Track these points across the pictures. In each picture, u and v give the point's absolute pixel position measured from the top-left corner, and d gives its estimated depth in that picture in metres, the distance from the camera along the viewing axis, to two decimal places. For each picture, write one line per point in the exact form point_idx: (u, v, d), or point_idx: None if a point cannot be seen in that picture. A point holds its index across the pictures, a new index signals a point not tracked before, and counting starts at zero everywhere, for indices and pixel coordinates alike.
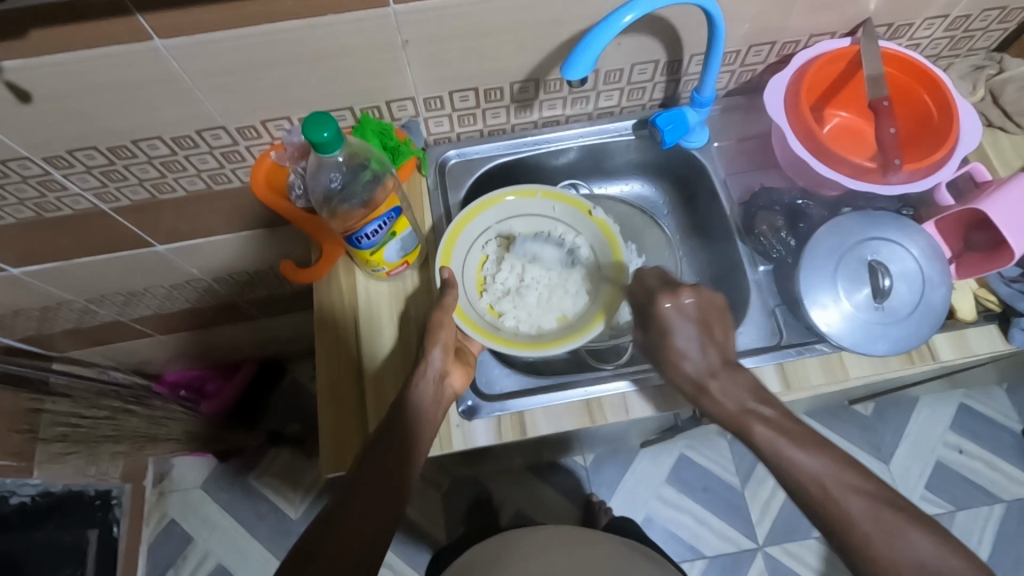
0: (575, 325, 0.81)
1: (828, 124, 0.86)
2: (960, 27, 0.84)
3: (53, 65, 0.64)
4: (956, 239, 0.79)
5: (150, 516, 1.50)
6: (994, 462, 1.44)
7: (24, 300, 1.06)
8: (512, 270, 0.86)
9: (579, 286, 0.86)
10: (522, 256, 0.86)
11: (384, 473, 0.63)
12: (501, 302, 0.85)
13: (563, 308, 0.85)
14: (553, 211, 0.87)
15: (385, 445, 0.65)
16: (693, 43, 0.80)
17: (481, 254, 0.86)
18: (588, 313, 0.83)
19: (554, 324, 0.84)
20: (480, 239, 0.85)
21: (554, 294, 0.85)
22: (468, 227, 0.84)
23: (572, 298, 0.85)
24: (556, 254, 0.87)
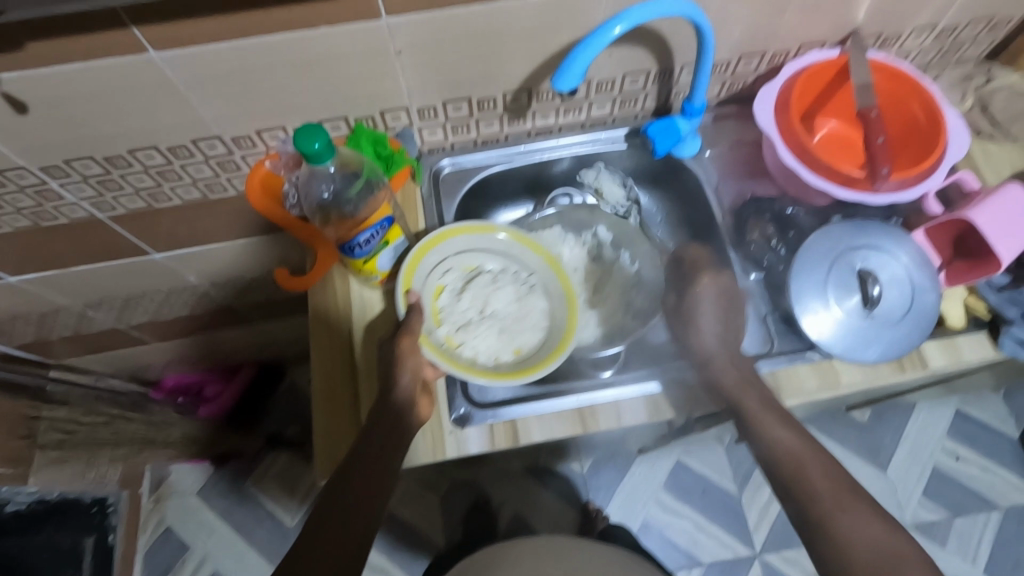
0: (534, 359, 0.77)
1: (818, 134, 0.86)
2: (948, 36, 0.85)
3: (50, 76, 0.64)
4: (944, 247, 0.79)
5: (147, 523, 1.50)
6: (990, 468, 1.44)
7: (22, 307, 1.06)
8: (469, 301, 0.82)
9: (539, 319, 0.82)
10: (480, 287, 0.82)
11: (356, 503, 0.65)
12: (457, 334, 0.79)
13: (521, 341, 0.81)
14: (511, 244, 0.84)
15: (357, 472, 0.66)
16: (683, 53, 0.80)
17: (438, 284, 0.81)
18: (548, 346, 0.79)
19: (511, 358, 0.79)
20: (440, 268, 0.81)
21: (512, 327, 0.81)
22: (430, 253, 0.80)
23: (530, 332, 0.81)
24: (515, 286, 0.83)
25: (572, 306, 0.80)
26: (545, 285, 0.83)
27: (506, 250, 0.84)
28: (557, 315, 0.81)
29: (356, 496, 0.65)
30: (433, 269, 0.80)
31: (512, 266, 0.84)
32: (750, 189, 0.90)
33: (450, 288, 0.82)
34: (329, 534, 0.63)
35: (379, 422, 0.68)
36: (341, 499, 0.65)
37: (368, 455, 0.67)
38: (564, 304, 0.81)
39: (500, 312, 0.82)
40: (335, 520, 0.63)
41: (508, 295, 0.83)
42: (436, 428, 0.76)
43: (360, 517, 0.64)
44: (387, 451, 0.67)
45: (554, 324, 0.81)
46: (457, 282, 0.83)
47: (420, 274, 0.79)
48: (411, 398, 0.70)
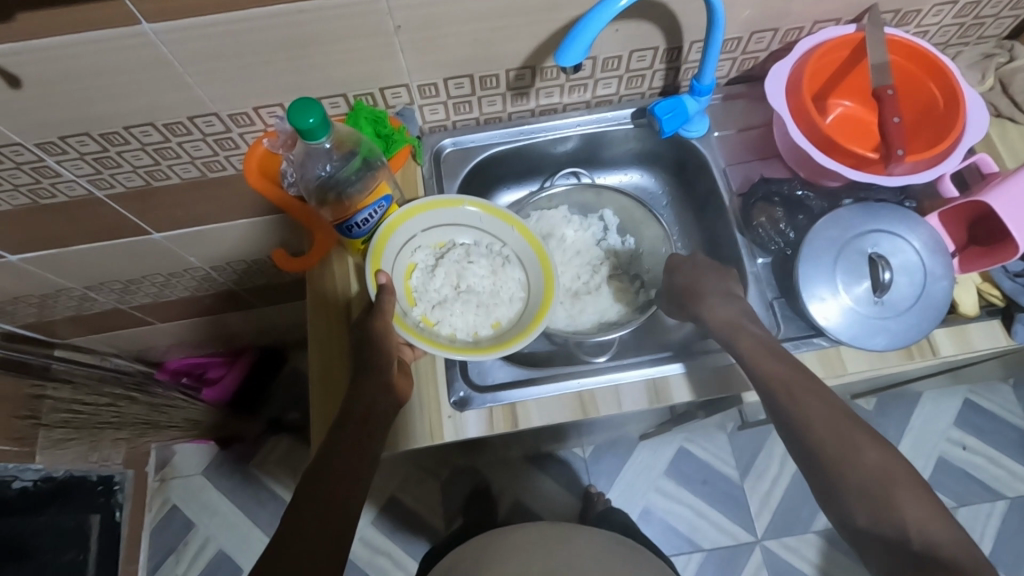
0: (512, 331, 0.76)
1: (831, 114, 0.84)
2: (969, 13, 0.81)
3: (42, 49, 0.63)
4: (959, 232, 0.77)
5: (152, 502, 1.51)
6: (997, 458, 1.43)
7: (24, 286, 1.06)
8: (443, 278, 0.80)
9: (516, 291, 0.80)
10: (452, 262, 0.80)
11: (334, 493, 0.61)
12: (434, 313, 0.78)
13: (499, 314, 0.79)
14: (482, 217, 0.81)
15: (332, 464, 0.63)
16: (693, 30, 0.78)
17: (411, 262, 0.80)
18: (525, 317, 0.77)
19: (490, 332, 0.78)
20: (412, 245, 0.80)
21: (489, 300, 0.80)
22: (399, 230, 0.78)
23: (508, 304, 0.80)
24: (489, 259, 0.81)
25: (546, 276, 0.79)
26: (519, 255, 0.81)
27: (478, 223, 0.81)
28: (534, 286, 0.80)
29: (333, 488, 0.62)
30: (404, 246, 0.79)
31: (484, 239, 0.82)
32: (759, 172, 0.87)
33: (423, 265, 0.80)
34: (306, 528, 0.59)
35: (356, 410, 0.66)
36: (317, 492, 0.61)
37: (345, 445, 0.64)
38: (540, 274, 0.79)
39: (475, 286, 0.80)
40: (313, 514, 0.60)
41: (482, 268, 0.81)
42: (433, 412, 0.75)
43: (337, 511, 0.61)
44: (365, 439, 0.65)
45: (531, 295, 0.80)
46: (430, 258, 0.81)
47: (390, 254, 0.77)
48: (387, 384, 0.69)
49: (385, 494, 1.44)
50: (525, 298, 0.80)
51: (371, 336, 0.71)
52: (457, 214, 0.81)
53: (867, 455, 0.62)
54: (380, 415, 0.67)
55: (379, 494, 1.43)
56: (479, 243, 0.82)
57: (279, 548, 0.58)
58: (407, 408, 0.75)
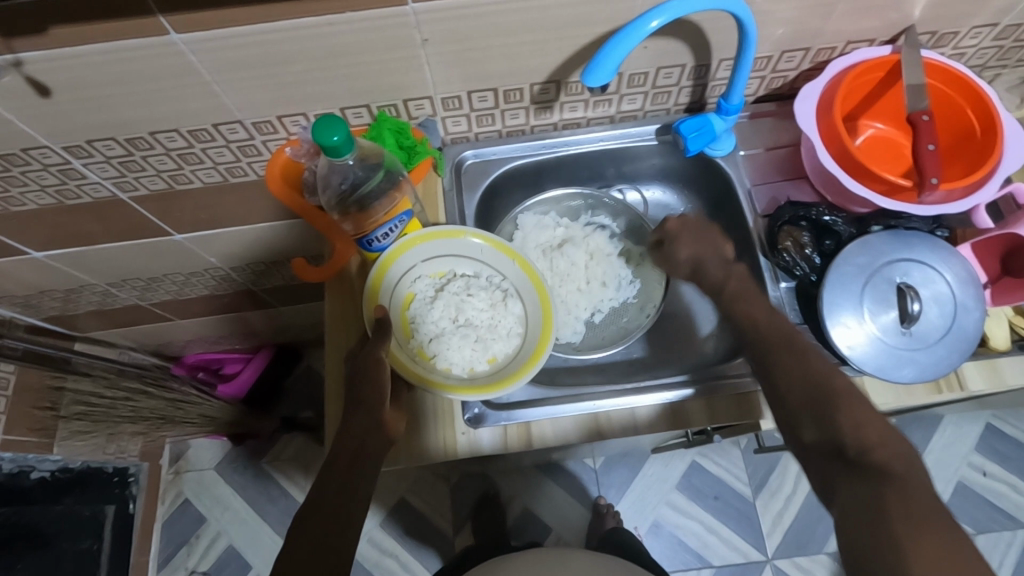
0: (509, 368, 0.75)
1: (862, 136, 0.82)
2: (1010, 36, 0.79)
3: (72, 57, 0.63)
4: (992, 263, 0.75)
5: (165, 494, 1.52)
6: (1019, 486, 1.39)
7: (48, 282, 1.07)
8: (441, 309, 0.79)
9: (513, 324, 0.79)
10: (451, 293, 0.80)
11: (322, 538, 0.58)
12: (429, 345, 0.77)
13: (495, 349, 0.78)
14: (483, 249, 0.80)
15: (321, 504, 0.60)
16: (722, 48, 0.76)
17: (409, 292, 0.80)
18: (522, 354, 0.77)
19: (486, 368, 0.77)
20: (410, 276, 0.80)
21: (486, 334, 0.79)
22: (399, 259, 0.78)
23: (505, 338, 0.79)
24: (489, 291, 0.81)
25: (545, 310, 0.78)
26: (519, 288, 0.81)
27: (478, 254, 0.81)
28: (533, 320, 0.79)
29: (320, 531, 0.59)
30: (403, 276, 0.79)
31: (483, 270, 0.82)
32: (786, 194, 0.85)
33: (422, 296, 0.80)
34: (310, 537, 0.58)
35: (347, 447, 0.64)
36: (302, 537, 0.58)
37: (335, 485, 0.62)
38: (539, 309, 0.78)
39: (473, 319, 0.79)
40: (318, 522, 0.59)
41: (480, 299, 0.80)
42: (448, 429, 0.75)
43: (330, 554, 0.58)
44: (355, 476, 0.63)
45: (529, 330, 0.79)
46: (429, 289, 0.80)
47: (388, 285, 0.78)
48: (378, 422, 0.66)
49: (395, 496, 1.44)
50: (523, 333, 0.79)
51: (363, 370, 0.69)
52: (458, 245, 0.80)
53: None
54: (370, 452, 0.64)
55: (389, 496, 1.44)
56: (479, 274, 0.82)
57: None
58: (420, 423, 0.75)
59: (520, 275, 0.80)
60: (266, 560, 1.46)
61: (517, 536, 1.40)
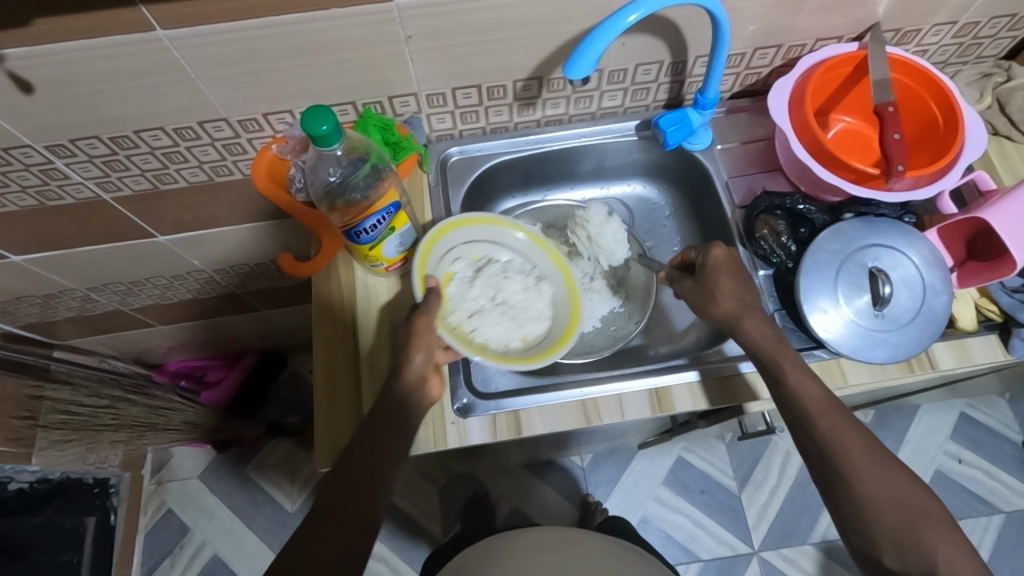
0: (543, 346, 0.78)
1: (833, 129, 0.85)
2: (968, 33, 0.83)
3: (56, 53, 0.63)
4: (958, 248, 0.78)
5: (148, 504, 1.50)
6: (993, 471, 1.44)
7: (27, 286, 1.06)
8: (479, 289, 0.80)
9: (545, 308, 0.82)
10: (489, 274, 0.81)
11: (354, 505, 0.63)
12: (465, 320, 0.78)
13: (528, 328, 0.80)
14: (522, 239, 0.83)
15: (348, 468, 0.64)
16: (697, 44, 0.79)
17: (448, 269, 0.80)
18: (553, 335, 0.79)
19: (519, 346, 0.79)
20: (451, 252, 0.80)
21: (520, 316, 0.80)
22: (444, 234, 0.79)
23: (537, 321, 0.80)
24: (525, 273, 0.83)
25: (575, 296, 0.81)
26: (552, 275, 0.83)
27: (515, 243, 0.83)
28: (562, 302, 0.81)
29: (344, 510, 0.62)
30: (444, 252, 0.80)
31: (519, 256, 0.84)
32: (762, 184, 0.88)
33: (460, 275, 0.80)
34: (335, 512, 0.62)
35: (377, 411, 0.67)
36: (329, 509, 0.62)
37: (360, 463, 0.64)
38: (567, 291, 0.82)
39: (507, 300, 0.81)
40: (339, 499, 0.63)
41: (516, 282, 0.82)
42: (438, 419, 0.76)
43: (350, 535, 0.62)
44: (379, 455, 0.65)
45: (558, 312, 0.81)
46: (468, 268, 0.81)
47: (431, 258, 0.78)
48: (402, 388, 0.68)
49: None
50: (553, 315, 0.81)
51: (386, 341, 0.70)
52: (497, 230, 0.83)
53: (868, 482, 0.61)
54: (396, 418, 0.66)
55: None
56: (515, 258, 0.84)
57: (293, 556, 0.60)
58: None
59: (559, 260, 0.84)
60: (252, 569, 1.44)
61: None
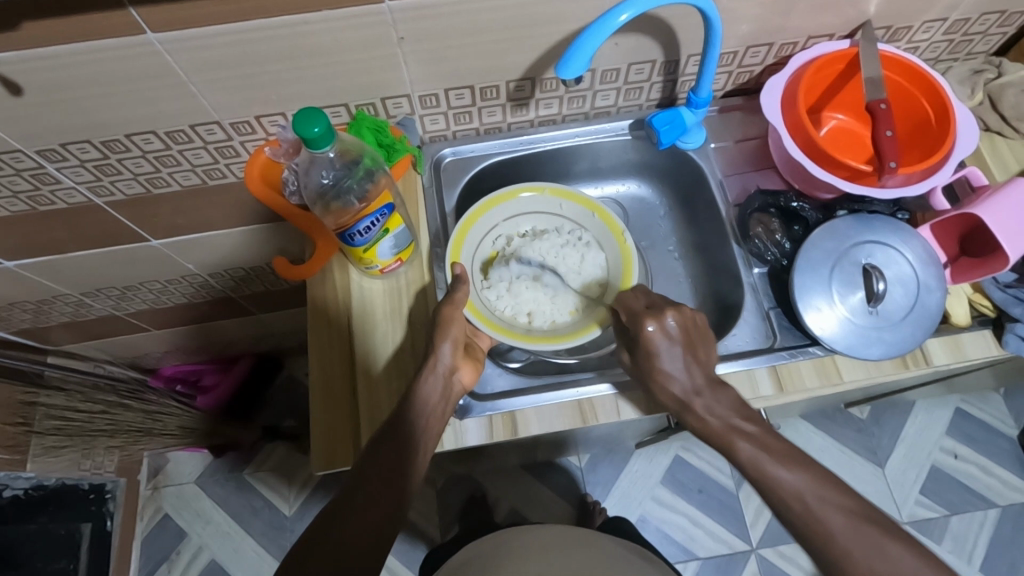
0: (587, 320, 0.83)
1: (825, 127, 0.85)
2: (959, 30, 0.83)
3: (45, 57, 0.63)
4: (951, 244, 0.79)
5: (144, 510, 1.49)
6: (988, 466, 1.44)
7: (19, 292, 1.06)
8: (522, 263, 0.87)
9: (592, 274, 0.87)
10: (532, 247, 0.88)
11: (368, 505, 0.63)
12: (510, 295, 0.85)
13: (574, 303, 0.87)
14: (563, 203, 0.88)
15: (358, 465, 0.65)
16: (690, 43, 0.79)
17: (492, 248, 0.88)
18: (599, 307, 0.85)
19: (568, 319, 0.86)
20: (490, 233, 0.87)
21: (567, 287, 0.87)
22: (480, 218, 0.86)
23: (582, 292, 0.87)
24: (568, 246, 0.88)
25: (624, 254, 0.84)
26: (599, 240, 0.87)
27: (559, 209, 0.89)
28: (610, 273, 0.86)
29: (367, 509, 0.62)
30: (485, 233, 0.87)
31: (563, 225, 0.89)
32: (755, 183, 0.88)
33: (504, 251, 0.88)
34: (357, 512, 0.62)
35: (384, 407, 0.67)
36: (351, 508, 0.62)
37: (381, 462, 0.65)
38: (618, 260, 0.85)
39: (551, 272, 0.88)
40: (359, 500, 0.63)
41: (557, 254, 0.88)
42: None
43: (370, 535, 0.61)
44: (401, 456, 0.66)
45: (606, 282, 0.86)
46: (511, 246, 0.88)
47: (471, 241, 0.85)
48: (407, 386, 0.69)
49: None
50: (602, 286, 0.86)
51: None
52: (539, 199, 0.88)
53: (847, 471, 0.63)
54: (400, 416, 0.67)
55: None
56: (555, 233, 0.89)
57: (309, 553, 0.59)
58: None
59: (595, 236, 0.88)
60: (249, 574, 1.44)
61: None
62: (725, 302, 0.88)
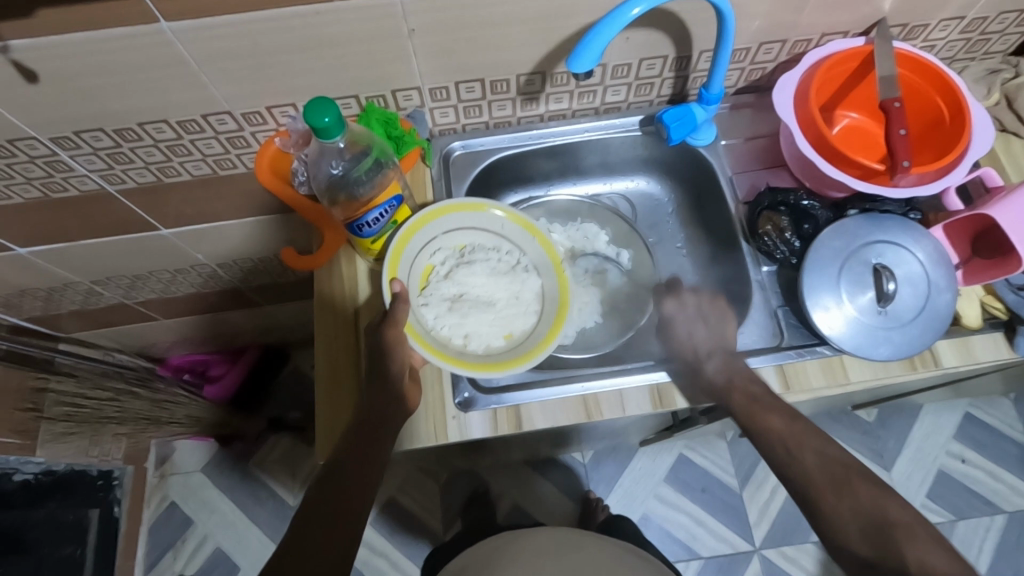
0: (525, 346, 0.77)
1: (838, 125, 0.85)
2: (976, 29, 0.82)
3: (60, 45, 0.63)
4: (963, 245, 0.78)
5: (151, 498, 1.50)
6: (996, 472, 1.43)
7: (31, 280, 1.07)
8: (462, 281, 0.80)
9: (530, 301, 0.81)
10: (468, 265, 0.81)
11: (333, 513, 0.65)
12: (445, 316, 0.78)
13: (513, 326, 0.79)
14: (505, 222, 0.83)
15: (339, 470, 0.67)
16: (702, 39, 0.79)
17: (427, 263, 0.81)
18: (538, 332, 0.78)
19: (504, 344, 0.78)
20: (427, 248, 0.80)
21: (505, 309, 0.80)
22: (417, 233, 0.79)
23: (521, 315, 0.80)
24: (507, 266, 0.82)
25: (561, 287, 0.81)
26: (538, 266, 0.83)
27: (499, 228, 0.83)
28: (549, 298, 0.81)
29: (330, 516, 0.64)
30: (422, 249, 0.80)
31: (503, 245, 0.83)
32: (766, 180, 0.88)
33: (441, 268, 0.81)
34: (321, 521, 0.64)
35: (366, 412, 0.70)
36: (315, 517, 0.64)
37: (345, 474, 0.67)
38: (556, 286, 0.81)
39: (491, 293, 0.81)
40: (326, 508, 0.65)
41: (500, 274, 0.81)
42: (438, 413, 0.76)
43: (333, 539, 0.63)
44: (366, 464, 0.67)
45: (545, 308, 0.81)
46: (449, 261, 0.81)
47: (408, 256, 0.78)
48: (393, 394, 0.70)
49: (384, 495, 1.44)
50: (540, 311, 0.81)
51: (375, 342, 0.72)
52: (479, 218, 0.82)
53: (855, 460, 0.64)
54: (386, 422, 0.69)
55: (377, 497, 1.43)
56: (495, 250, 0.83)
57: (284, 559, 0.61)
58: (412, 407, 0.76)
59: (534, 258, 0.83)
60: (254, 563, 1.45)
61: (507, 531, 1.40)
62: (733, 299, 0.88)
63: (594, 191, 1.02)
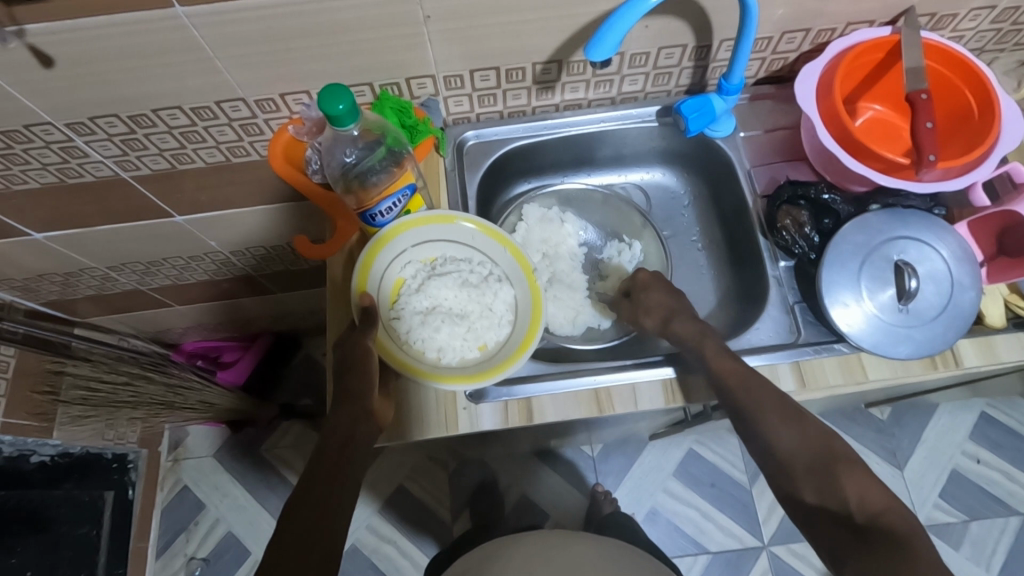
0: (496, 357, 0.76)
1: (860, 118, 0.83)
2: (1008, 19, 0.80)
3: (75, 29, 0.63)
4: (988, 242, 0.76)
5: (164, 481, 1.52)
6: (1012, 473, 1.41)
7: (48, 264, 1.07)
8: (433, 293, 0.79)
9: (504, 312, 0.80)
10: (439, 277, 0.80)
11: (313, 512, 0.61)
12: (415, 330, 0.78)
13: (486, 337, 0.79)
14: (475, 234, 0.81)
15: (312, 491, 0.62)
16: (723, 27, 0.77)
17: (399, 276, 0.81)
18: (511, 343, 0.77)
19: (477, 356, 0.78)
20: (397, 261, 0.80)
21: (477, 321, 0.79)
22: (389, 245, 0.79)
23: (493, 326, 0.79)
24: (477, 278, 0.81)
25: (533, 296, 0.79)
26: (509, 276, 0.82)
27: (471, 240, 0.82)
28: (522, 308, 0.80)
29: (309, 519, 0.60)
30: (393, 262, 0.80)
31: (475, 255, 0.82)
32: (785, 173, 0.86)
33: (412, 281, 0.80)
34: (298, 530, 0.60)
35: (339, 416, 0.68)
36: (293, 522, 0.60)
37: (326, 473, 0.64)
38: (529, 296, 0.80)
39: (464, 304, 0.79)
40: (307, 508, 0.61)
41: (471, 285, 0.80)
42: (449, 404, 0.75)
43: (310, 544, 0.59)
44: (346, 465, 0.65)
45: (519, 319, 0.79)
46: (420, 274, 0.81)
47: (378, 272, 0.79)
48: (367, 411, 0.69)
49: (393, 483, 1.45)
50: (513, 321, 0.80)
51: (352, 359, 0.71)
52: (449, 230, 0.81)
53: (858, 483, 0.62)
54: (362, 437, 0.67)
55: (387, 485, 1.44)
56: (465, 262, 0.82)
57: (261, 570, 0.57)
58: (424, 394, 0.76)
59: (505, 269, 0.82)
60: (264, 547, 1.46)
61: (514, 523, 1.40)
62: (750, 292, 0.87)
63: (610, 183, 1.01)
